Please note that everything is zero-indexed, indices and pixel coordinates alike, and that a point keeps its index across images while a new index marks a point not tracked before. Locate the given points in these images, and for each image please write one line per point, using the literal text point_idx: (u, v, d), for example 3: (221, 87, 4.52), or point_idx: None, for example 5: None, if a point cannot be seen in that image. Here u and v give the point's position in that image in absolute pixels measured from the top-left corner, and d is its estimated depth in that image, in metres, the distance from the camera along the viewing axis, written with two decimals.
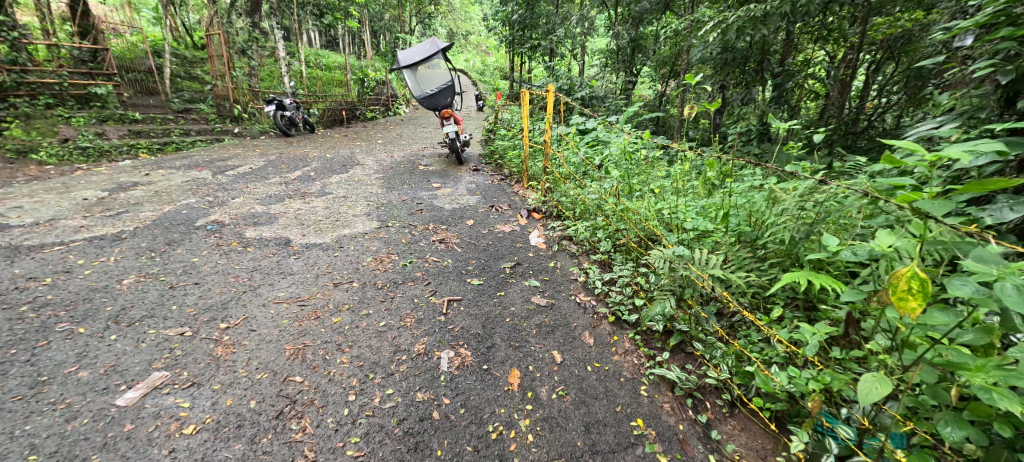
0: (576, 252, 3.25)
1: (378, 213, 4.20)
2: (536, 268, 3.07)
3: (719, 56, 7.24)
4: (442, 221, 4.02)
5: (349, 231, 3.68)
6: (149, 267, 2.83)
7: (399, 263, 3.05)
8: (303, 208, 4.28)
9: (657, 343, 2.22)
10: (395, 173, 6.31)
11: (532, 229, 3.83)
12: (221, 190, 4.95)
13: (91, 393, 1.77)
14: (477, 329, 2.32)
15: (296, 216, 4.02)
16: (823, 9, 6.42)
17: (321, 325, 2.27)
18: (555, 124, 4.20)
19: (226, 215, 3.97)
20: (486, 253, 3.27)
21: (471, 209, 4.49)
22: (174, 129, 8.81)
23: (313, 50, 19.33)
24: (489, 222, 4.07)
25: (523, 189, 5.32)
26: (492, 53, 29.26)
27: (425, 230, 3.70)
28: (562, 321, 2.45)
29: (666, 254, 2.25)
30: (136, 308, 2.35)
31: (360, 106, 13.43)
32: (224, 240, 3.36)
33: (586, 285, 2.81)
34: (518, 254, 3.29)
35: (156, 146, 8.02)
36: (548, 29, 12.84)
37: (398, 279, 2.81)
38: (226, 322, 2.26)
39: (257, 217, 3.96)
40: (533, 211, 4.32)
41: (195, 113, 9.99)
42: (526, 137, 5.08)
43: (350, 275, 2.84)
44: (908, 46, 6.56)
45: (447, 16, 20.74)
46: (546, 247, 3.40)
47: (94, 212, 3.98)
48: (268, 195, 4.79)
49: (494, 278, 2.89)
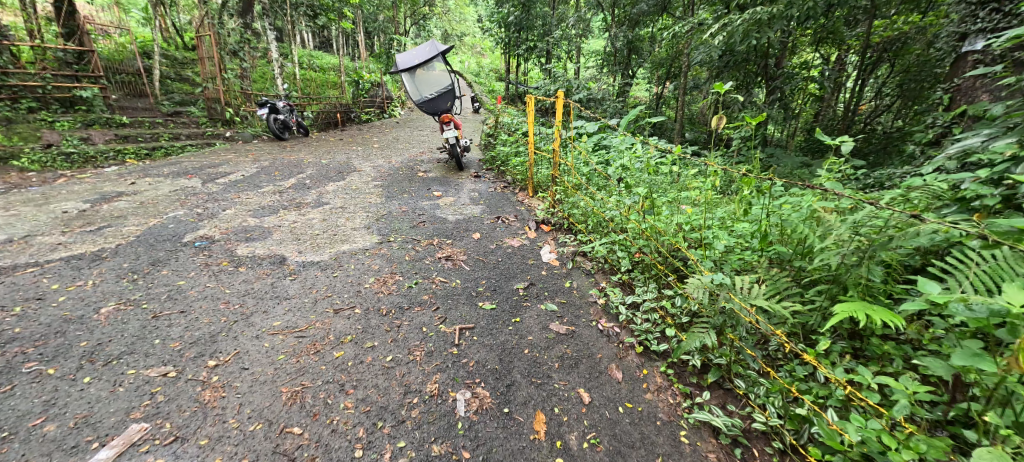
0: (592, 270, 3.07)
1: (378, 225, 3.99)
2: (551, 288, 2.87)
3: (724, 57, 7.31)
4: (446, 234, 3.81)
5: (348, 247, 3.46)
6: (131, 292, 2.60)
7: (404, 284, 2.83)
8: (298, 221, 4.05)
9: (693, 379, 2.03)
10: (394, 180, 6.10)
11: (542, 243, 3.62)
12: (211, 201, 4.69)
13: (58, 453, 1.55)
14: (494, 364, 2.11)
15: (291, 229, 3.79)
16: (826, 12, 6.35)
17: (321, 361, 2.04)
18: (564, 131, 4.02)
19: (216, 230, 3.73)
20: (496, 272, 3.07)
21: (476, 220, 4.28)
22: (163, 134, 8.52)
23: (306, 51, 19.02)
24: (496, 235, 3.86)
25: (528, 199, 5.13)
26: (487, 55, 29.15)
27: (429, 246, 3.48)
28: (586, 352, 2.25)
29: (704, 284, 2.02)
30: (114, 343, 2.12)
31: (355, 109, 13.15)
32: (213, 259, 3.13)
33: (607, 309, 2.61)
34: (530, 273, 3.09)
35: (144, 151, 7.73)
36: (545, 31, 12.80)
37: (403, 304, 2.59)
38: (215, 359, 2.04)
39: (249, 231, 3.72)
40: (541, 223, 4.13)
41: (186, 116, 9.71)
42: (532, 143, 4.88)
43: (351, 299, 2.62)
44: (903, 49, 6.73)
45: (442, 17, 20.59)
46: (559, 265, 3.20)
47: (74, 227, 3.73)
48: (261, 206, 4.55)
49: (507, 301, 2.68)
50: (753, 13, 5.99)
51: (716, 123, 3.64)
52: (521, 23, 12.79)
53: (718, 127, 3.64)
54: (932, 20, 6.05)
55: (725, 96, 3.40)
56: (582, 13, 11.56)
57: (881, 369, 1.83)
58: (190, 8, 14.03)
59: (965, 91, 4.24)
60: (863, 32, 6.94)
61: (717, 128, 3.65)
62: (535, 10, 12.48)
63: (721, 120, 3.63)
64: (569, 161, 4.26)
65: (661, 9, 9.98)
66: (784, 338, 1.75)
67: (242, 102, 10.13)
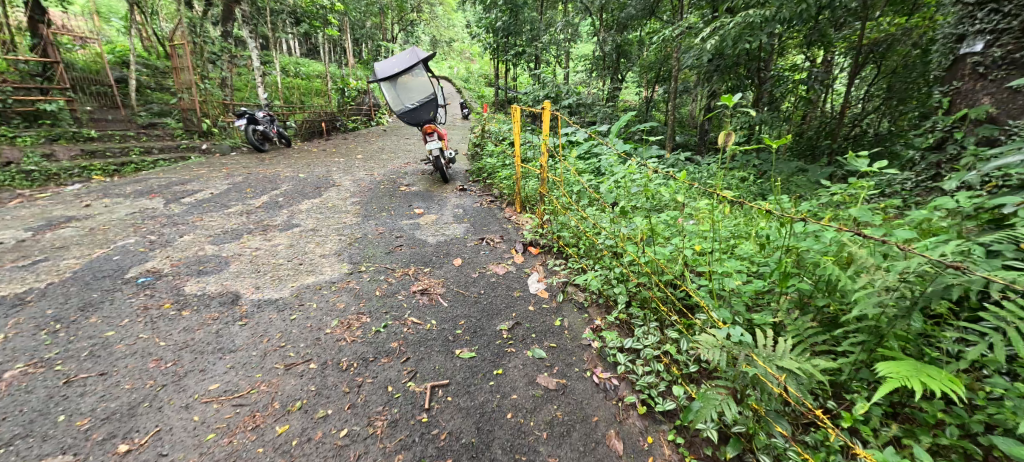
0: (585, 304, 2.75)
1: (350, 251, 3.63)
2: (539, 328, 2.53)
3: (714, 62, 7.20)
4: (425, 261, 3.45)
5: (313, 280, 3.09)
6: (46, 349, 2.22)
7: (370, 329, 2.46)
8: (261, 248, 3.68)
9: (706, 451, 1.72)
10: (374, 196, 5.74)
11: (530, 270, 3.28)
12: (170, 225, 4.30)
13: None
14: (470, 437, 1.78)
15: (251, 259, 3.42)
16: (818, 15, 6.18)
17: (259, 442, 1.72)
18: (550, 142, 3.71)
19: (166, 261, 3.34)
20: (478, 309, 2.72)
21: (458, 242, 3.93)
22: (133, 147, 8.07)
23: (291, 59, 18.59)
24: (480, 260, 3.51)
25: (516, 215, 4.79)
26: (476, 60, 28.89)
27: (403, 276, 3.13)
28: (580, 414, 1.92)
29: (719, 342, 1.66)
30: (6, 424, 1.77)
31: (341, 117, 12.71)
32: (154, 299, 2.74)
33: (603, 355, 2.29)
34: (515, 308, 2.74)
35: (112, 167, 7.29)
36: (533, 36, 12.58)
37: (368, 355, 2.24)
38: (128, 441, 1.70)
39: (204, 262, 3.34)
40: (529, 244, 3.80)
41: (161, 128, 9.26)
42: (518, 154, 4.56)
43: (308, 350, 2.26)
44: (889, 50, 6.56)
45: (429, 23, 20.34)
46: (547, 297, 2.87)
47: (6, 262, 3.32)
48: (224, 230, 4.17)
49: (489, 348, 2.34)
50: (745, 16, 5.78)
51: (724, 139, 3.64)
52: (509, 28, 12.72)
53: (727, 143, 3.65)
54: (919, 20, 6.02)
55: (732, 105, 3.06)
56: (572, 17, 11.35)
57: (933, 441, 1.56)
58: (168, 16, 13.59)
59: (964, 95, 3.94)
60: (850, 33, 6.68)
61: (726, 144, 3.66)
62: (523, 14, 12.33)
63: (729, 135, 3.65)
64: (558, 176, 3.94)
65: (650, 12, 9.72)
66: (823, 417, 1.44)
67: (219, 112, 9.69)
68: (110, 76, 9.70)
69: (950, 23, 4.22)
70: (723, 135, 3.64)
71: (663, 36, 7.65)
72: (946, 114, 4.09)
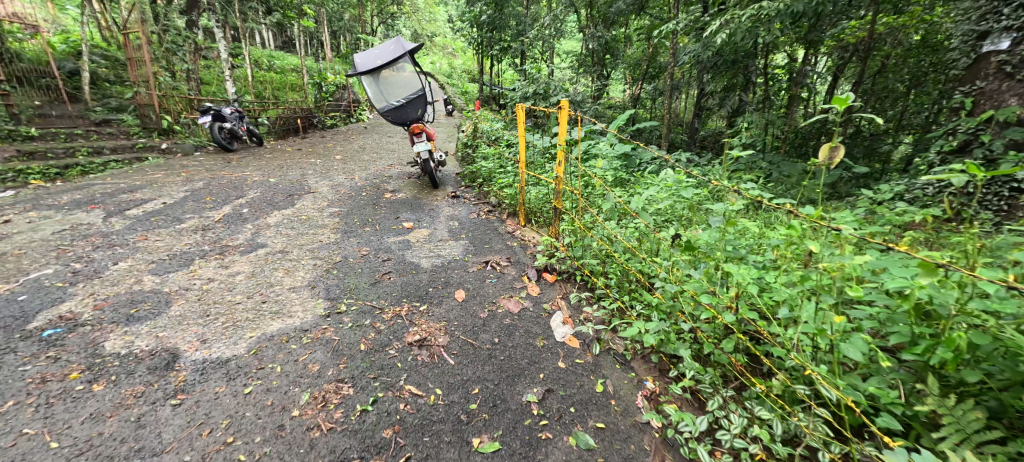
0: (628, 357, 2.17)
1: (327, 283, 2.96)
2: (579, 399, 1.94)
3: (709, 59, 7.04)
4: (421, 294, 2.82)
5: (279, 327, 2.42)
6: None
7: (354, 407, 1.84)
8: (216, 279, 2.99)
9: None
10: (356, 206, 5.06)
11: (550, 307, 2.68)
12: (105, 248, 3.55)
13: None
14: None
15: (200, 297, 2.72)
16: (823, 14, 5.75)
17: None
18: (567, 150, 3.22)
19: (89, 303, 2.64)
20: (495, 370, 2.11)
21: (457, 266, 3.31)
22: (80, 147, 7.10)
23: (265, 52, 17.44)
24: (487, 291, 2.90)
25: (519, 228, 4.21)
26: (459, 56, 28.11)
27: (395, 319, 2.50)
28: None
29: None
30: None
31: (319, 114, 11.82)
32: (58, 366, 2.06)
33: (670, 444, 1.72)
34: (541, 367, 2.14)
35: (54, 171, 6.37)
36: (520, 31, 11.99)
37: (352, 456, 1.62)
38: None
39: (138, 303, 2.64)
40: (543, 269, 3.19)
41: (115, 125, 8.26)
42: (520, 159, 3.96)
43: (266, 450, 1.63)
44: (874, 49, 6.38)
45: (411, 17, 19.49)
46: (580, 347, 2.28)
47: None
48: (172, 253, 3.44)
49: (515, 434, 1.74)
50: (758, 9, 5.33)
51: (828, 155, 1.71)
52: (494, 22, 11.90)
53: (833, 161, 1.71)
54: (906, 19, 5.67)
55: (846, 99, 1.61)
56: (559, 11, 10.75)
57: None
58: None
59: (991, 95, 3.84)
60: (838, 31, 6.32)
61: (831, 164, 1.73)
62: (509, 8, 11.71)
63: (837, 148, 1.69)
64: (575, 187, 3.39)
65: (640, 8, 9.03)
66: None
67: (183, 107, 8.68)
68: (56, 68, 8.64)
69: (971, 18, 4.10)
70: (827, 148, 1.71)
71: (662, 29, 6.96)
72: (970, 115, 3.99)
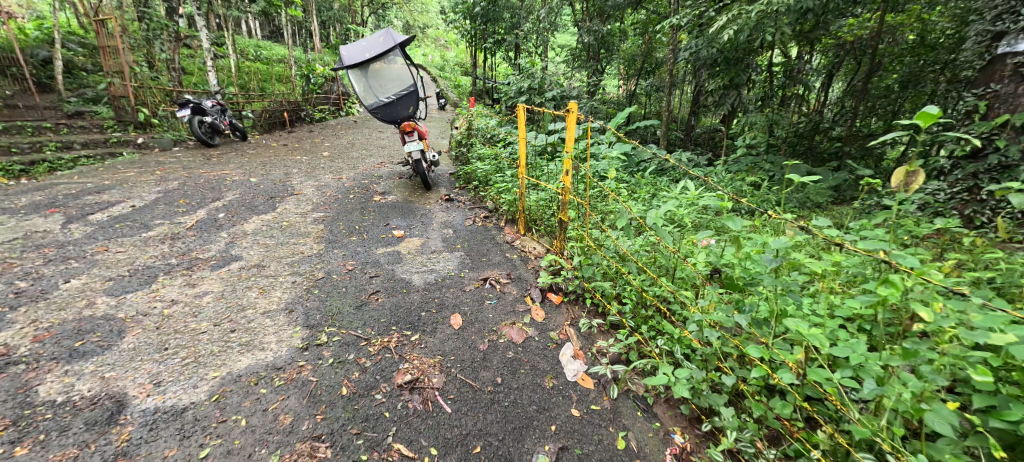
0: (653, 404, 1.90)
1: (307, 307, 2.62)
2: (598, 458, 1.67)
3: (710, 58, 6.72)
4: (412, 322, 2.49)
5: (248, 364, 2.10)
6: None
7: None
8: (179, 301, 2.64)
9: None
10: (343, 211, 4.71)
11: (559, 337, 2.39)
12: (59, 261, 3.17)
13: None
14: None
15: (159, 326, 2.38)
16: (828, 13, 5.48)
17: None
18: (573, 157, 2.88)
19: (29, 334, 2.27)
20: (499, 420, 1.82)
21: (452, 285, 2.99)
22: (47, 142, 6.61)
23: (251, 41, 16.77)
24: (486, 316, 2.59)
25: (519, 238, 3.90)
26: (452, 49, 27.51)
27: (382, 354, 2.18)
28: None
29: None
30: None
31: (307, 107, 11.34)
32: None
33: None
34: (552, 416, 1.86)
35: (17, 167, 5.91)
36: (514, 23, 11.58)
37: None
38: None
39: (86, 334, 2.28)
40: (547, 290, 2.87)
41: (89, 117, 7.71)
42: (520, 163, 3.62)
43: None
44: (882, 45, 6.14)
45: (402, 8, 18.94)
46: (596, 390, 1.99)
47: None
48: (134, 269, 3.07)
49: None
50: (768, 3, 4.96)
51: (905, 180, 1.44)
52: (488, 14, 11.51)
53: (908, 187, 1.45)
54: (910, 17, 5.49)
55: (933, 113, 1.31)
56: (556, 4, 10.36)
57: None
58: None
59: (1004, 99, 3.58)
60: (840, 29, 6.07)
61: (906, 191, 1.47)
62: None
63: (915, 173, 1.44)
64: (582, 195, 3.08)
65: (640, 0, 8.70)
66: None
67: (160, 99, 8.16)
68: (26, 56, 8.10)
69: (985, 18, 3.86)
70: (902, 171, 1.44)
71: (664, 24, 6.69)
72: (982, 119, 3.72)
